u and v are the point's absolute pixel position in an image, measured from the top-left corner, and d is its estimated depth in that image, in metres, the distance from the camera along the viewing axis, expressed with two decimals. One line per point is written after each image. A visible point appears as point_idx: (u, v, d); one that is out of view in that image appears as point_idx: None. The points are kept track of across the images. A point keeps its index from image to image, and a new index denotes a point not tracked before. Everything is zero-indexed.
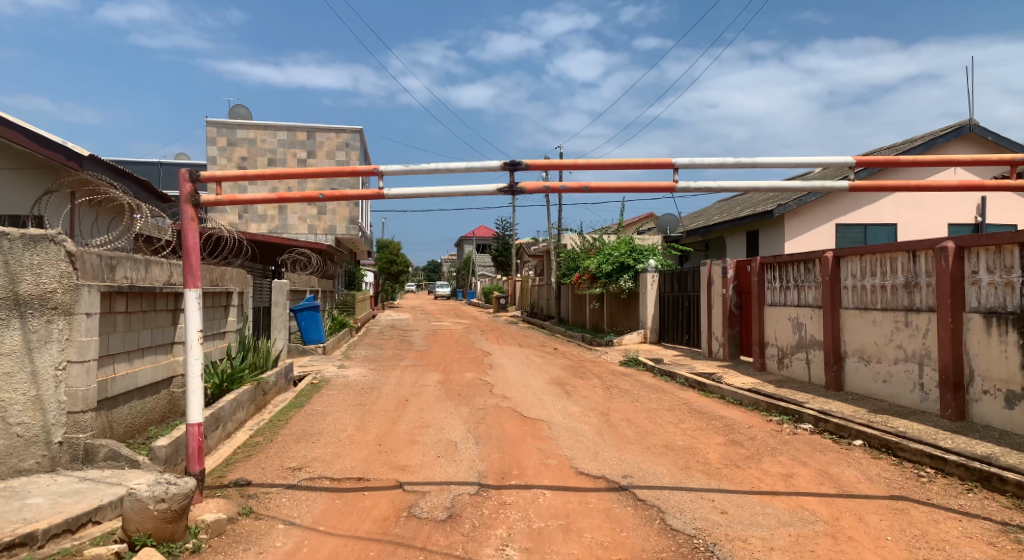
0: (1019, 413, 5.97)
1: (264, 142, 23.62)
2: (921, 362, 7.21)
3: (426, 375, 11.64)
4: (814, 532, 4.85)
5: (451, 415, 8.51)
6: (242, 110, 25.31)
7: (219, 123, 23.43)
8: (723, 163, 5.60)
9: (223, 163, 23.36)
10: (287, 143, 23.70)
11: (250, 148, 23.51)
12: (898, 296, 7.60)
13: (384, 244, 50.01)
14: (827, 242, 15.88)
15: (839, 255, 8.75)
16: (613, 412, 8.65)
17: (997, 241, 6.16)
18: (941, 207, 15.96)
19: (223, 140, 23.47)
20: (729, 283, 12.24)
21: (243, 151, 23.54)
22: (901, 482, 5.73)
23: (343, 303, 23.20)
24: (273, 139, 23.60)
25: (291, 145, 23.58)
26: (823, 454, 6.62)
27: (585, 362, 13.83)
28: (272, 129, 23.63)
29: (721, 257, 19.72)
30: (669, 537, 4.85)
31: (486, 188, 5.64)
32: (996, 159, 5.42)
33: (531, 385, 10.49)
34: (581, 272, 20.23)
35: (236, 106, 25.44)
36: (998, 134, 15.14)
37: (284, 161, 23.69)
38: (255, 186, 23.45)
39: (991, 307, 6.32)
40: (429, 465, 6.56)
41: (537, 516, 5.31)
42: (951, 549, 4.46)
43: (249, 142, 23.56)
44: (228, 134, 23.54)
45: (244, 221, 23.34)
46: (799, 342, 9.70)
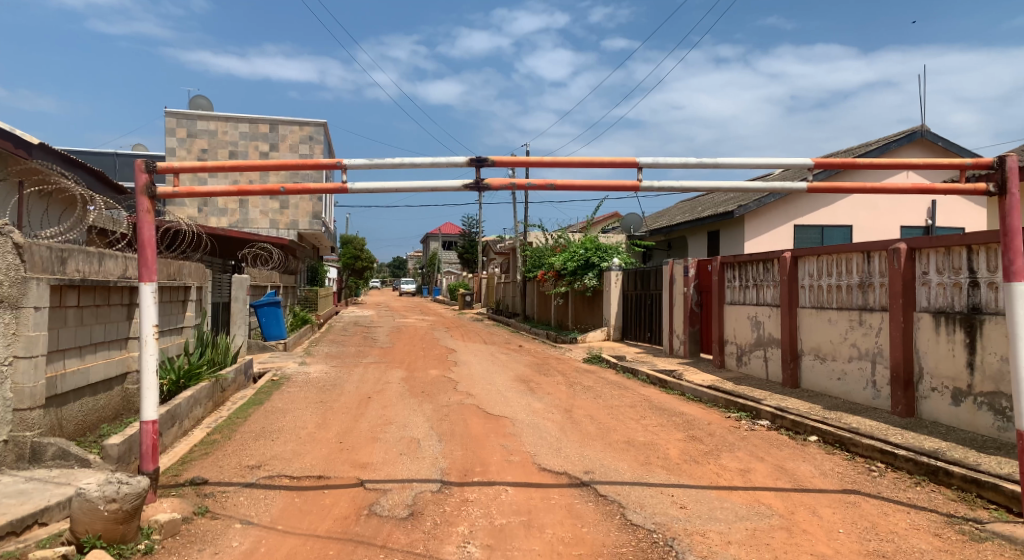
0: (965, 409, 6.19)
1: (225, 134, 23.09)
2: (873, 360, 7.40)
3: (389, 372, 11.56)
4: (770, 525, 5.02)
5: (414, 412, 8.43)
6: (203, 102, 24.71)
7: (179, 114, 22.88)
8: (686, 163, 5.70)
9: (182, 155, 22.81)
10: (249, 136, 23.29)
11: (210, 139, 22.98)
12: (853, 295, 7.79)
13: (349, 238, 49.59)
14: (785, 243, 16.21)
15: (797, 255, 8.92)
16: (576, 409, 8.66)
17: (947, 244, 6.36)
18: (894, 210, 16.45)
19: (183, 131, 22.91)
20: (691, 281, 12.38)
21: (203, 143, 23.01)
22: (853, 476, 5.89)
23: (304, 299, 22.74)
24: (235, 131, 23.11)
25: (252, 138, 23.16)
26: (779, 449, 6.76)
27: (549, 359, 13.84)
28: (233, 121, 23.13)
29: (682, 256, 20.03)
30: (629, 532, 4.93)
31: (452, 184, 5.69)
32: (946, 163, 5.56)
33: (495, 382, 10.49)
34: (546, 270, 20.34)
35: (195, 97, 24.81)
36: (949, 140, 15.69)
37: (245, 154, 23.25)
38: (216, 178, 23.05)
39: (940, 307, 6.52)
40: (391, 463, 6.51)
41: (498, 513, 5.33)
42: (899, 541, 4.66)
43: (209, 134, 23.04)
44: (187, 125, 22.97)
45: (203, 216, 22.64)
46: (758, 340, 9.89)
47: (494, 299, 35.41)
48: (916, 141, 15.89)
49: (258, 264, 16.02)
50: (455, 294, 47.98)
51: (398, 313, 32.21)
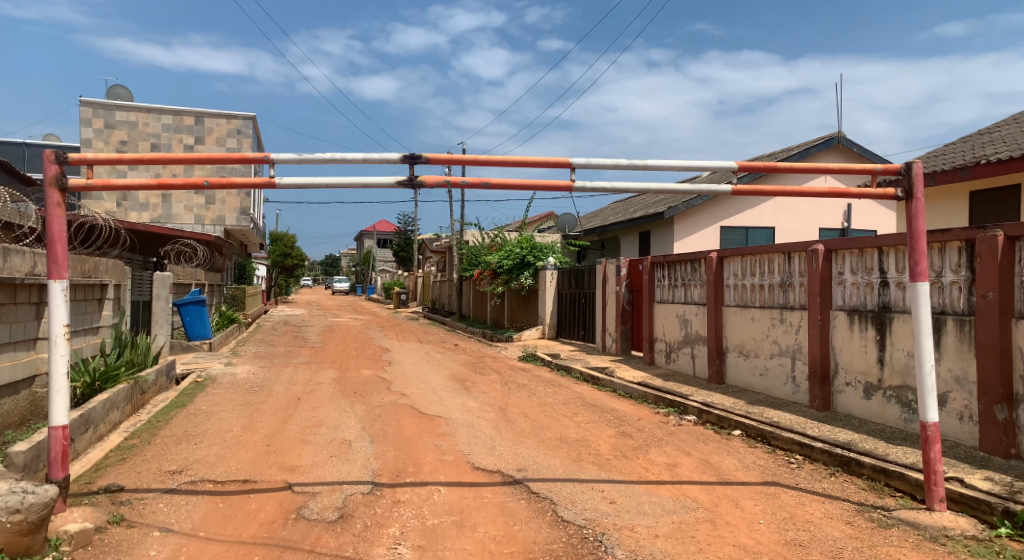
0: (876, 403, 6.53)
1: (146, 126, 22.10)
2: (793, 357, 7.72)
3: (321, 372, 11.30)
4: (696, 518, 5.16)
5: (345, 413, 8.27)
6: (122, 91, 23.59)
7: (95, 103, 21.73)
8: (617, 164, 5.79)
9: (99, 146, 21.67)
10: (172, 128, 22.37)
11: (130, 131, 21.96)
12: (774, 294, 8.09)
13: (276, 237, 48.71)
14: (712, 244, 16.72)
15: (723, 255, 9.19)
16: (510, 407, 8.69)
17: (860, 245, 6.68)
18: (813, 213, 17.23)
19: (100, 122, 21.76)
20: (623, 280, 12.62)
21: (122, 134, 21.94)
22: (773, 468, 6.13)
23: (231, 298, 21.98)
24: (157, 122, 22.15)
25: (176, 130, 22.26)
26: (705, 444, 6.96)
27: (484, 358, 13.85)
28: (155, 112, 22.16)
29: (616, 256, 20.41)
30: (560, 529, 4.98)
31: (384, 180, 5.62)
32: (858, 168, 5.83)
33: (430, 382, 10.41)
34: (483, 268, 20.35)
35: (114, 86, 23.65)
36: (863, 147, 16.55)
37: (169, 147, 22.33)
38: (136, 172, 22.02)
39: (854, 306, 6.85)
40: (320, 465, 6.37)
41: (430, 513, 5.29)
42: (814, 530, 4.88)
43: (129, 125, 22.00)
44: (105, 116, 21.84)
45: (122, 210, 21.53)
46: (685, 338, 10.16)
47: (429, 298, 35.22)
48: (834, 147, 16.69)
49: (182, 262, 15.38)
50: (390, 292, 47.44)
51: (332, 313, 31.54)
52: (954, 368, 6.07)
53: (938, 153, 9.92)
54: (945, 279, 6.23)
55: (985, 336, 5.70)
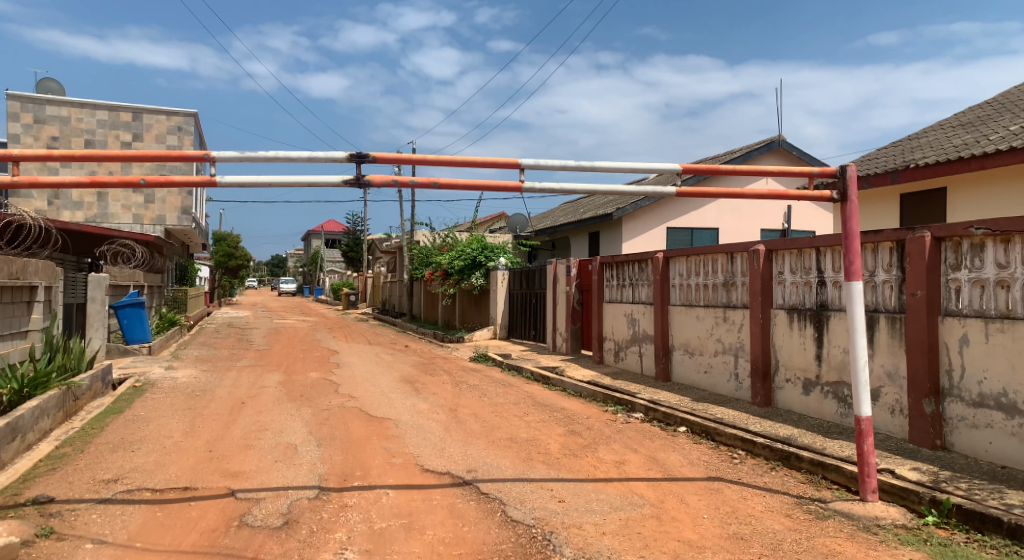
0: (814, 398, 6.75)
1: (80, 121, 21.20)
2: (736, 354, 7.91)
3: (266, 376, 11.04)
4: (642, 514, 5.24)
5: (291, 417, 8.10)
6: (53, 85, 22.61)
7: (24, 97, 20.71)
8: (565, 166, 5.82)
9: (28, 142, 20.66)
10: (108, 124, 21.55)
11: (63, 127, 21.03)
12: (718, 294, 8.29)
13: (220, 237, 47.42)
14: (659, 244, 17.03)
15: (668, 256, 9.35)
16: (461, 408, 8.66)
17: (799, 246, 6.89)
18: (755, 214, 17.74)
19: (28, 117, 20.74)
20: (573, 280, 12.72)
21: (53, 130, 20.98)
22: (717, 464, 6.27)
23: (173, 300, 21.31)
24: (91, 118, 21.29)
25: (112, 127, 21.47)
26: (652, 441, 7.07)
27: (435, 358, 13.78)
28: (89, 107, 21.28)
29: (566, 256, 20.59)
30: (509, 529, 4.98)
31: (330, 179, 5.53)
32: (796, 171, 6.01)
33: (379, 383, 10.29)
34: (434, 269, 20.25)
35: (44, 79, 22.61)
36: (802, 150, 17.12)
37: (104, 143, 21.51)
38: (69, 169, 21.10)
39: (793, 304, 7.07)
40: (265, 470, 6.23)
41: (378, 516, 5.22)
42: (756, 523, 5.01)
43: (61, 120, 21.06)
44: (34, 110, 20.84)
45: (54, 209, 20.57)
46: (633, 337, 10.32)
47: (379, 298, 34.87)
48: (775, 150, 17.21)
49: (120, 262, 14.82)
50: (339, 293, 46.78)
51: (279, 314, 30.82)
52: (886, 364, 6.33)
53: (871, 157, 10.33)
54: (878, 278, 6.49)
55: (914, 333, 5.96)
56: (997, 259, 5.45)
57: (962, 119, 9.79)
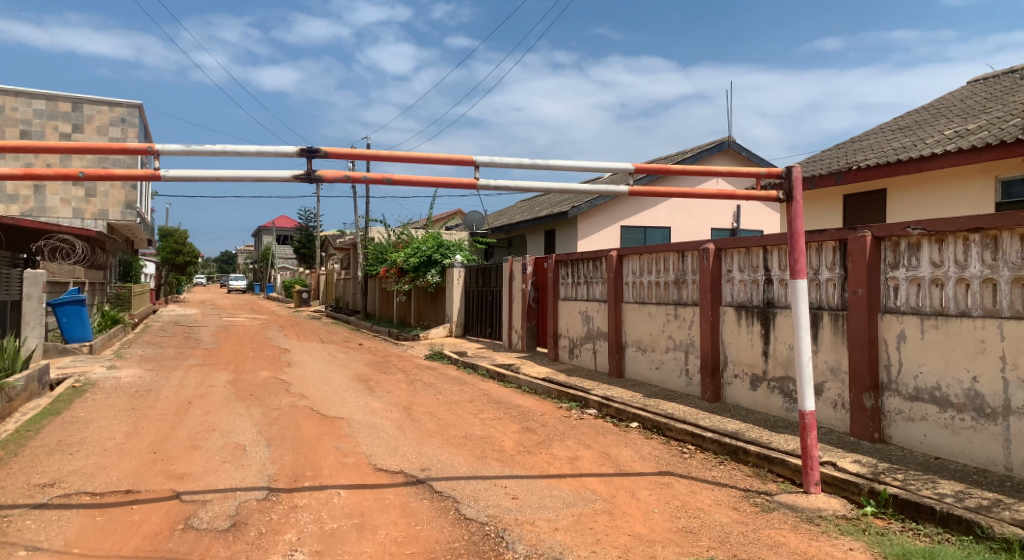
0: (761, 393, 6.93)
1: (15, 110, 20.28)
2: (687, 351, 8.06)
3: (214, 375, 10.77)
4: (594, 510, 5.29)
5: (240, 417, 7.93)
6: None
7: None
8: (519, 163, 5.84)
9: None
10: (46, 114, 20.68)
11: None
12: (669, 291, 8.42)
13: (168, 232, 46.21)
14: (613, 242, 17.24)
15: (622, 254, 9.46)
16: (415, 406, 8.61)
17: (747, 245, 7.06)
18: (706, 214, 18.10)
19: None
20: (529, 278, 12.76)
21: None
22: (668, 458, 6.38)
23: (116, 297, 20.61)
24: (27, 108, 20.38)
25: (50, 117, 20.62)
26: (605, 436, 7.15)
27: (389, 356, 13.67)
28: (25, 95, 20.37)
29: (522, 254, 20.64)
30: (462, 527, 4.97)
31: (280, 174, 5.42)
32: (745, 171, 6.13)
33: (331, 382, 10.15)
34: (388, 266, 20.06)
35: None
36: (750, 151, 17.53)
37: (42, 134, 20.63)
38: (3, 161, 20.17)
39: (741, 302, 7.24)
40: (212, 472, 6.08)
41: (330, 517, 5.15)
42: (704, 516, 5.12)
43: None
44: None
45: None
46: (588, 334, 10.42)
47: (333, 296, 34.37)
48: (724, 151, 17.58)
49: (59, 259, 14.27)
50: (291, 290, 45.92)
51: (229, 312, 30.07)
52: (829, 360, 6.54)
53: (816, 158, 10.65)
54: (822, 277, 6.69)
55: (855, 329, 6.17)
56: (932, 259, 5.68)
57: (901, 123, 10.17)
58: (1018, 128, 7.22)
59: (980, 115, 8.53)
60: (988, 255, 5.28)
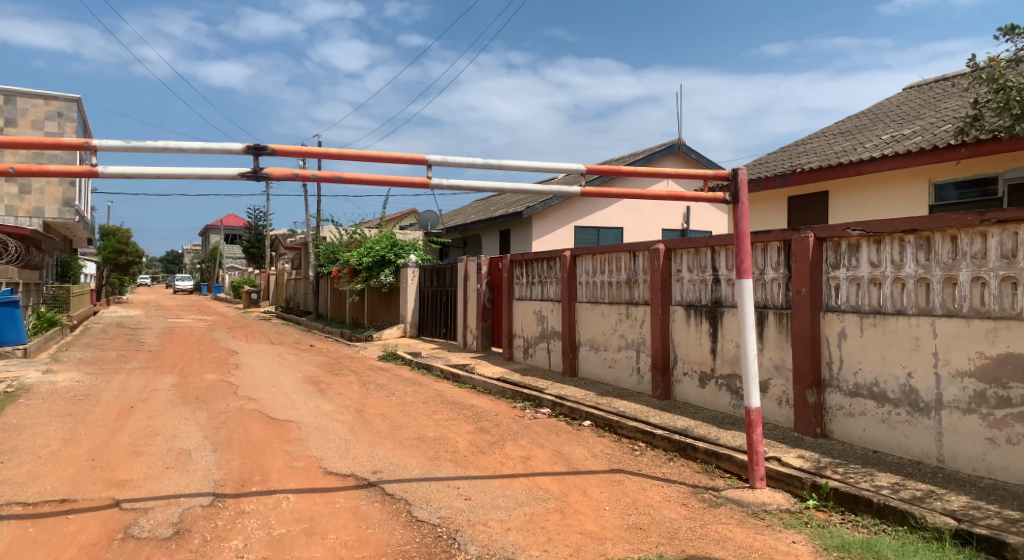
0: (709, 391, 7.07)
1: None
2: (638, 349, 8.17)
3: (158, 378, 10.45)
4: (546, 509, 5.31)
5: (185, 421, 7.71)
6: None
7: None
8: (473, 163, 5.82)
9: None
10: None
11: None
12: (621, 291, 8.52)
13: (109, 230, 44.52)
14: (566, 243, 17.37)
15: (576, 254, 9.53)
16: (368, 407, 8.52)
17: (696, 245, 7.19)
18: (657, 214, 18.38)
19: None
20: (483, 278, 12.75)
21: None
22: (619, 456, 6.46)
23: (53, 298, 19.80)
24: None
25: None
26: (558, 435, 7.19)
27: (341, 358, 13.48)
28: None
29: (477, 254, 20.61)
30: (414, 529, 4.93)
31: (225, 172, 5.29)
32: (693, 173, 6.24)
33: (281, 385, 9.96)
34: (341, 266, 19.78)
35: None
36: (699, 153, 17.88)
37: None
38: None
39: (690, 301, 7.37)
40: (155, 478, 5.89)
41: (278, 522, 5.05)
42: (653, 513, 5.19)
43: None
44: None
45: None
46: (542, 333, 10.47)
47: (283, 297, 33.71)
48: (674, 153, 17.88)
49: None
50: (240, 290, 44.84)
51: (174, 313, 29.18)
52: (774, 357, 6.71)
53: (762, 161, 10.91)
54: (767, 276, 6.86)
55: (799, 327, 6.35)
56: (870, 259, 5.88)
57: (842, 127, 10.52)
58: (950, 134, 7.53)
59: (914, 121, 8.88)
60: (922, 256, 5.50)
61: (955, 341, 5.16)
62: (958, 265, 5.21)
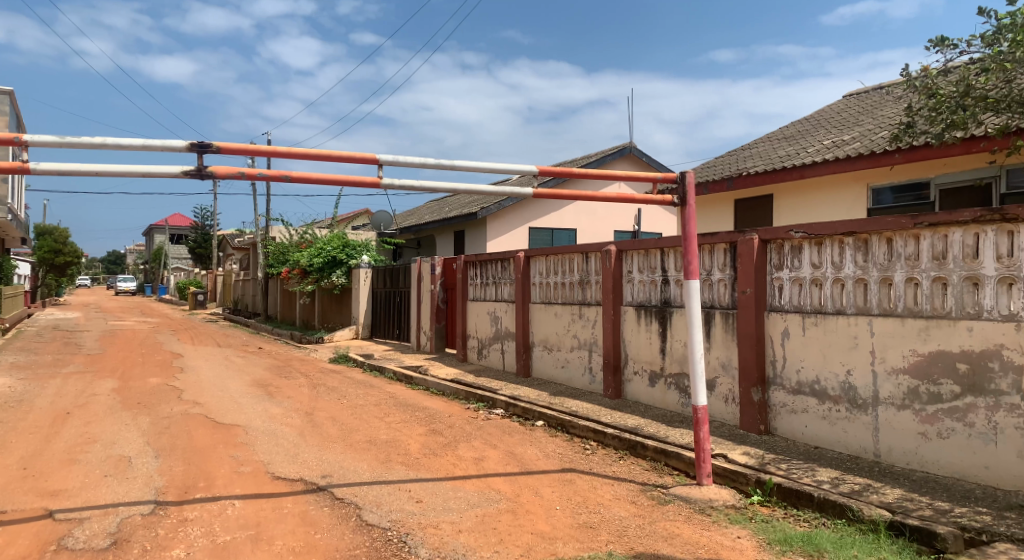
0: (658, 389, 7.19)
1: None
2: (590, 349, 8.25)
3: (97, 383, 10.07)
4: (498, 510, 5.31)
5: (125, 427, 7.45)
6: None
7: None
8: (425, 163, 5.79)
9: None
10: None
11: None
12: (575, 291, 8.58)
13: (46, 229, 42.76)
14: (520, 244, 17.43)
15: (529, 255, 9.56)
16: (318, 411, 8.39)
17: (646, 246, 7.29)
18: (609, 216, 18.60)
19: None
20: (437, 279, 12.69)
21: None
22: (571, 455, 6.50)
23: None
24: None
25: None
26: (511, 436, 7.20)
27: (290, 361, 13.22)
28: None
29: (431, 254, 20.50)
30: (364, 533, 4.87)
31: (168, 169, 5.13)
32: (642, 175, 6.32)
33: (228, 388, 9.71)
34: (290, 267, 19.42)
35: None
36: (650, 156, 18.17)
37: None
38: None
39: (641, 302, 7.48)
40: (92, 487, 5.68)
41: (222, 529, 4.92)
42: (604, 511, 5.25)
43: None
44: None
45: None
46: (496, 334, 10.48)
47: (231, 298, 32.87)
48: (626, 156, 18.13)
49: None
50: (187, 292, 43.56)
51: (116, 315, 28.14)
52: (720, 356, 6.85)
53: (711, 164, 11.14)
54: (714, 277, 7.00)
55: (744, 326, 6.50)
56: (811, 260, 6.06)
57: (787, 132, 10.83)
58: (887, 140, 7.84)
59: (853, 128, 9.20)
60: (860, 258, 5.69)
61: (890, 340, 5.36)
62: (893, 266, 5.42)
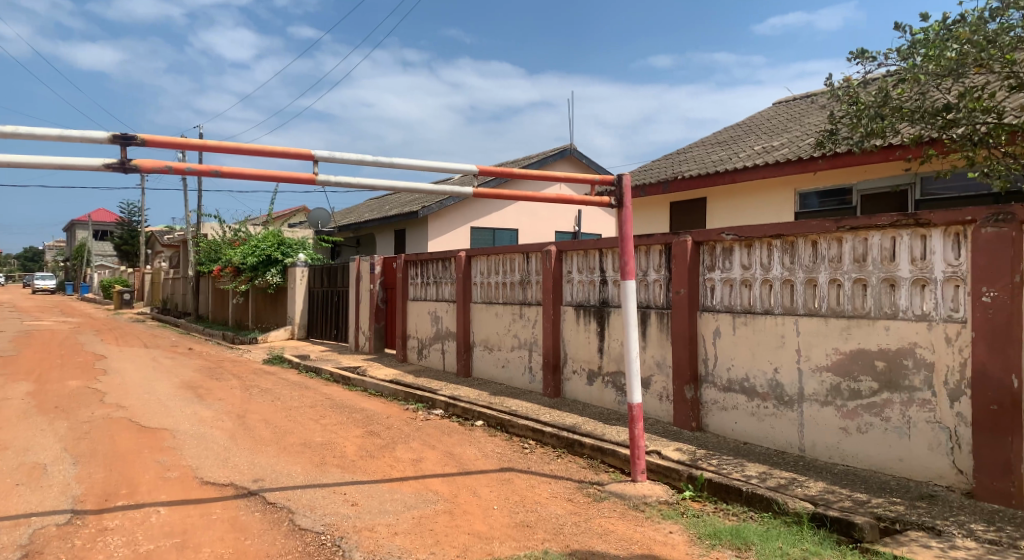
0: (596, 388, 7.29)
1: None
2: (530, 349, 8.30)
3: (10, 386, 9.50)
4: (435, 511, 5.28)
5: (40, 433, 7.05)
6: None
7: None
8: (362, 161, 5.69)
9: None
10: None
11: None
12: (515, 291, 8.61)
13: None
14: (461, 243, 17.37)
15: (471, 254, 9.55)
16: (250, 413, 8.15)
17: (585, 247, 7.38)
18: (551, 217, 18.76)
19: None
20: (377, 278, 12.53)
21: None
22: (509, 455, 6.52)
23: None
24: None
25: None
26: (449, 436, 7.17)
27: (222, 362, 12.79)
28: None
29: (370, 253, 20.20)
30: (296, 538, 4.75)
31: (86, 162, 4.88)
32: (581, 177, 6.39)
33: (154, 391, 9.33)
34: (223, 265, 18.80)
35: None
36: (590, 158, 18.42)
37: None
38: None
39: (580, 301, 7.57)
40: (1, 497, 5.35)
41: (145, 537, 4.72)
42: (540, 509, 5.28)
43: None
44: None
45: None
46: (436, 334, 10.42)
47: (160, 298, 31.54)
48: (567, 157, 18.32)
49: None
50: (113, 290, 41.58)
51: (35, 315, 26.61)
52: (655, 355, 6.99)
53: (649, 167, 11.36)
54: (649, 278, 7.14)
55: (678, 326, 6.65)
56: (742, 262, 6.25)
57: (721, 137, 11.16)
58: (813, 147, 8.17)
59: (783, 134, 9.54)
60: (786, 259, 5.90)
61: (814, 338, 5.57)
62: (817, 268, 5.64)
